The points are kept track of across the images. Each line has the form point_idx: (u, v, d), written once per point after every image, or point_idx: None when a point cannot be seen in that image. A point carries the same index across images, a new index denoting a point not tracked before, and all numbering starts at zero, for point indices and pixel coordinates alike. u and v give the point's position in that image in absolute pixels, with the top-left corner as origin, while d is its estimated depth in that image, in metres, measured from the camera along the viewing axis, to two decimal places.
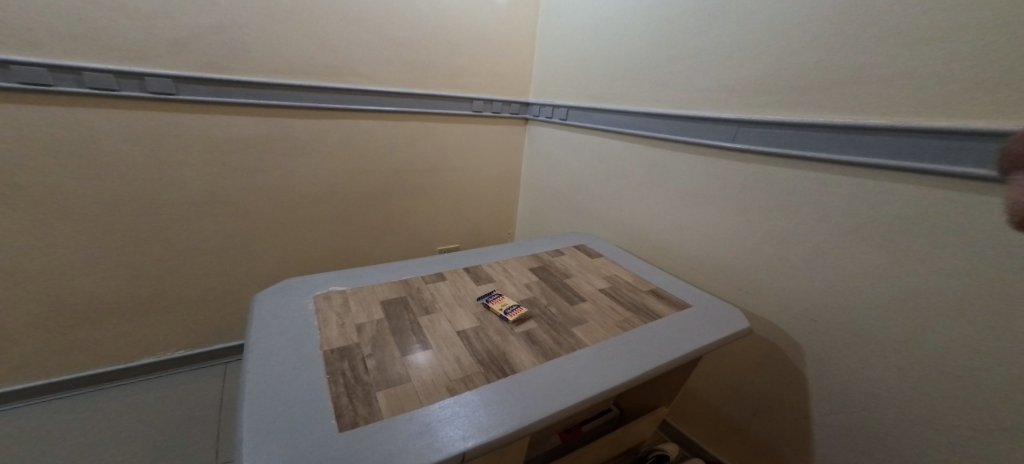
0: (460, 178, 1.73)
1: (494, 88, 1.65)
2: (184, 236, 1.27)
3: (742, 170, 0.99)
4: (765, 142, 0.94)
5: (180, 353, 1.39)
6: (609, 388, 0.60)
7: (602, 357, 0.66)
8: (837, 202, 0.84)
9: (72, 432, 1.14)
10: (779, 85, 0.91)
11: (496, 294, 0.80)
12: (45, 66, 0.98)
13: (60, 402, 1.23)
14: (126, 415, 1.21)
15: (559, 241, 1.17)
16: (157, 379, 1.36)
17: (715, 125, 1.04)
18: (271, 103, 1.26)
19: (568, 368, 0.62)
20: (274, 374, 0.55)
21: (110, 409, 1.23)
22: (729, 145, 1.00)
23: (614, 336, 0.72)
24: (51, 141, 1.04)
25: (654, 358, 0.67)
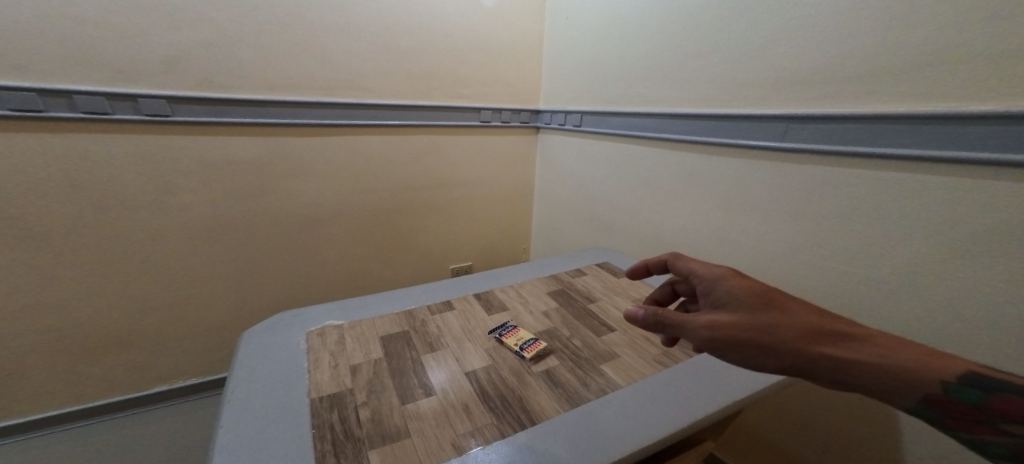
0: (471, 191, 1.67)
1: (503, 97, 1.60)
2: (187, 261, 1.23)
3: (780, 173, 0.90)
4: (821, 140, 0.82)
5: (191, 381, 1.34)
6: (644, 443, 0.52)
7: (638, 403, 0.58)
8: (892, 204, 0.74)
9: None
10: (816, 77, 0.82)
11: (510, 327, 0.73)
12: (35, 90, 0.96)
13: (66, 435, 1.18)
14: (132, 448, 1.15)
15: (578, 260, 1.08)
16: (168, 408, 1.31)
17: (751, 124, 0.94)
18: (271, 121, 1.23)
19: (595, 418, 0.54)
20: (252, 428, 0.52)
21: (114, 441, 1.17)
22: (777, 145, 0.89)
23: (654, 374, 0.64)
24: (45, 166, 1.01)
25: (704, 404, 0.58)
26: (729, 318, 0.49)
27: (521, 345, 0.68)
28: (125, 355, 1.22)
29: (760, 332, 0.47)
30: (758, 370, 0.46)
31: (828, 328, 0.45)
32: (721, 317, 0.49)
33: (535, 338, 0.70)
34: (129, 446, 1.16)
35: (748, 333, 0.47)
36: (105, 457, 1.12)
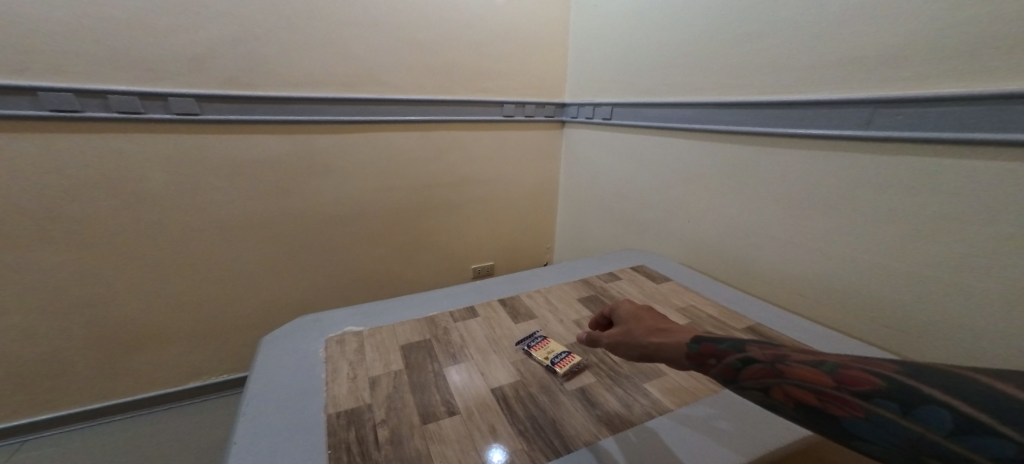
0: (494, 189, 1.63)
1: (527, 90, 1.54)
2: (216, 259, 1.24)
3: (843, 168, 0.79)
4: (919, 126, 0.69)
5: (224, 377, 1.36)
6: None
7: (686, 431, 0.53)
8: (977, 202, 0.64)
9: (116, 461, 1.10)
10: (881, 58, 0.72)
11: (539, 337, 0.69)
12: (72, 91, 0.97)
13: (109, 428, 1.21)
14: (168, 442, 1.17)
15: (609, 264, 1.04)
16: (203, 403, 1.34)
17: (809, 111, 0.83)
18: (294, 118, 1.22)
19: (635, 447, 0.50)
20: (264, 444, 0.49)
21: (150, 435, 1.20)
22: (859, 133, 0.76)
23: (705, 396, 0.59)
24: (80, 166, 1.03)
25: (765, 434, 0.53)
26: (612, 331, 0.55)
27: (553, 359, 0.64)
28: (160, 351, 1.25)
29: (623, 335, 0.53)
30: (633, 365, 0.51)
31: (667, 326, 0.51)
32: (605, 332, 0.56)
33: (568, 351, 0.66)
34: (165, 440, 1.18)
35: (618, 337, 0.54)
36: (144, 450, 1.14)
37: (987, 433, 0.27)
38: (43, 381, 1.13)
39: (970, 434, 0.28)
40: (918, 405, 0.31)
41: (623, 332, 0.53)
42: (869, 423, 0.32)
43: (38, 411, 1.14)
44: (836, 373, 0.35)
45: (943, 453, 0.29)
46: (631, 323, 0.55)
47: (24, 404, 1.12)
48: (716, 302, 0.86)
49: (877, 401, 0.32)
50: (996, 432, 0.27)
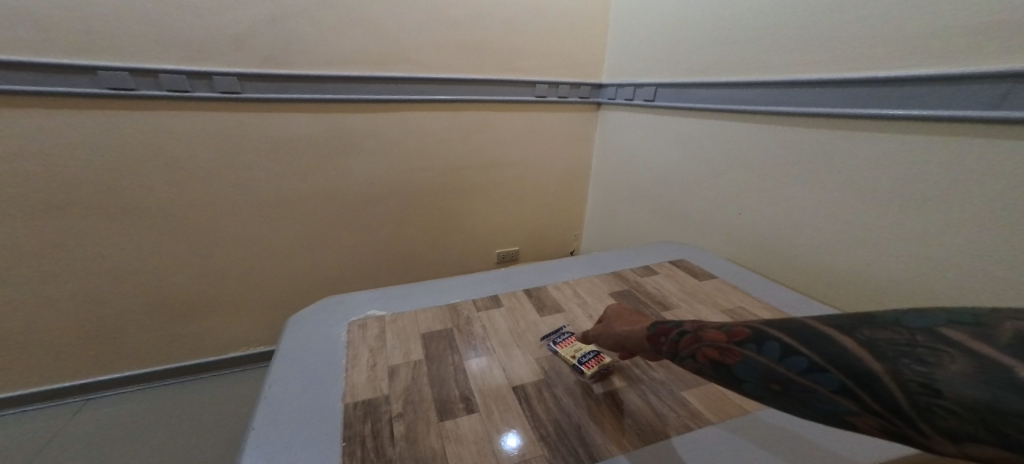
0: (524, 173, 1.58)
1: (561, 69, 1.47)
2: (254, 235, 1.28)
3: (933, 157, 0.68)
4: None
5: (262, 349, 1.43)
6: None
7: (729, 449, 0.48)
8: None
9: (166, 423, 1.18)
10: (987, 27, 0.61)
11: (566, 334, 0.66)
12: (127, 70, 1.01)
13: (160, 391, 1.30)
14: (211, 409, 1.24)
15: (643, 257, 0.98)
16: (242, 373, 1.41)
17: (889, 89, 0.72)
18: (327, 97, 1.21)
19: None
20: (281, 429, 0.48)
21: (195, 400, 1.27)
22: (976, 114, 0.62)
23: (751, 411, 0.54)
24: (131, 143, 1.07)
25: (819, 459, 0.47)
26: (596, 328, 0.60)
27: (582, 358, 0.60)
28: (203, 322, 1.31)
29: (603, 330, 0.58)
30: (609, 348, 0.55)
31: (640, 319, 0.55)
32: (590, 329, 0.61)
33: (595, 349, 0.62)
34: (208, 407, 1.25)
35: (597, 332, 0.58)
36: (190, 415, 1.21)
37: (795, 354, 0.34)
38: (102, 344, 1.21)
39: (788, 356, 0.34)
40: (765, 341, 0.36)
41: (602, 327, 0.58)
42: (743, 364, 0.37)
43: (99, 372, 1.24)
44: (727, 329, 0.40)
45: (779, 377, 0.34)
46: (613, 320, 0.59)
47: (85, 365, 1.22)
48: (762, 302, 0.79)
49: (746, 345, 0.37)
50: (796, 350, 0.34)
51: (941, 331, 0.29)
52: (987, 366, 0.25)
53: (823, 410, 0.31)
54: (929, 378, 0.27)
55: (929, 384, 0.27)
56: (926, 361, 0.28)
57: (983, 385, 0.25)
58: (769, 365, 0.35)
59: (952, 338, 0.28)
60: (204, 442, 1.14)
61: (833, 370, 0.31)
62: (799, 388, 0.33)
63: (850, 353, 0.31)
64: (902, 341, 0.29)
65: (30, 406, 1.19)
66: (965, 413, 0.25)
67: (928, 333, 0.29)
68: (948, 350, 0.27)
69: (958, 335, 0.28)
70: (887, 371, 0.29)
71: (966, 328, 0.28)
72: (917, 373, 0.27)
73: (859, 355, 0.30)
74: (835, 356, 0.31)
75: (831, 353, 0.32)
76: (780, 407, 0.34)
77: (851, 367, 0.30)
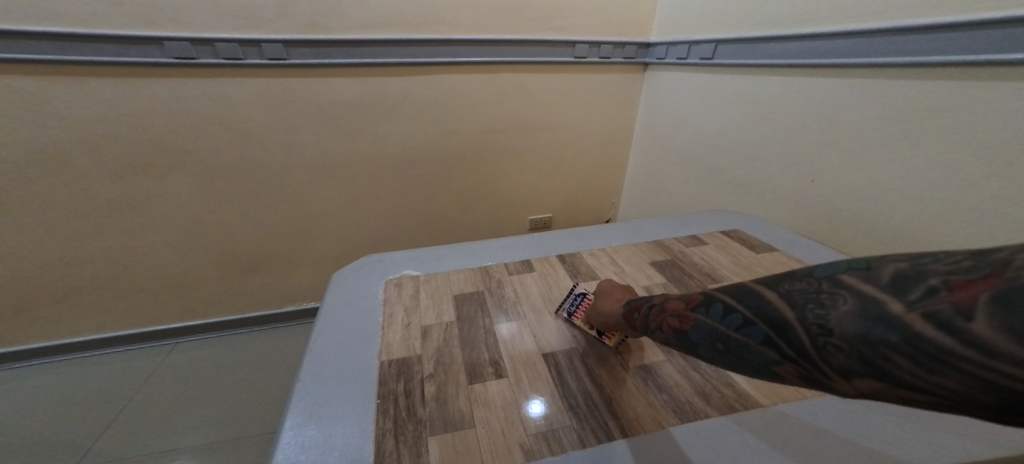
0: (564, 139, 1.53)
1: (607, 27, 1.37)
2: (303, 198, 1.34)
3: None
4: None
5: (313, 304, 1.53)
6: None
7: (774, 433, 0.46)
8: None
9: (237, 368, 1.32)
10: None
11: (580, 298, 0.62)
12: (188, 40, 1.05)
13: (230, 339, 1.44)
14: (273, 357, 1.37)
15: (687, 226, 0.93)
16: (298, 326, 1.53)
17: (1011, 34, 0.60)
18: (367, 61, 1.21)
19: (713, 445, 0.44)
20: (322, 383, 0.50)
21: (258, 348, 1.40)
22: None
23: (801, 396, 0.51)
24: (191, 109, 1.13)
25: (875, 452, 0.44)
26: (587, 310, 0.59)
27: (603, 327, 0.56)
28: (262, 278, 1.42)
29: (592, 312, 0.57)
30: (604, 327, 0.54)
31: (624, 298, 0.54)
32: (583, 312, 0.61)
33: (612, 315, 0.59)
34: (271, 355, 1.38)
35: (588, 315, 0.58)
36: (255, 362, 1.35)
37: (732, 312, 0.35)
38: (177, 295, 1.35)
39: (727, 315, 0.35)
40: (711, 303, 0.37)
41: (592, 309, 0.57)
42: (695, 328, 0.37)
43: (177, 319, 1.38)
44: (686, 296, 0.41)
45: (721, 336, 0.35)
46: (601, 299, 0.58)
47: (165, 313, 1.36)
48: None
49: (699, 310, 0.38)
50: (732, 308, 0.35)
51: (839, 276, 0.30)
52: (869, 304, 0.27)
53: (755, 363, 0.32)
54: (825, 320, 0.28)
55: (824, 325, 0.28)
56: (824, 304, 0.29)
57: (865, 322, 0.27)
58: (714, 325, 0.36)
59: (846, 282, 0.29)
60: (269, 386, 1.26)
61: (758, 323, 0.32)
62: (736, 344, 0.34)
63: (773, 306, 0.32)
64: (811, 289, 0.31)
65: (125, 347, 1.36)
66: (852, 349, 0.27)
67: (828, 279, 0.30)
68: (841, 292, 0.29)
69: (849, 278, 0.29)
70: (795, 318, 0.30)
71: (859, 271, 0.29)
72: (816, 316, 0.29)
73: (777, 305, 0.32)
74: (760, 310, 0.33)
75: (757, 307, 0.33)
76: (724, 365, 0.35)
77: (772, 318, 0.32)
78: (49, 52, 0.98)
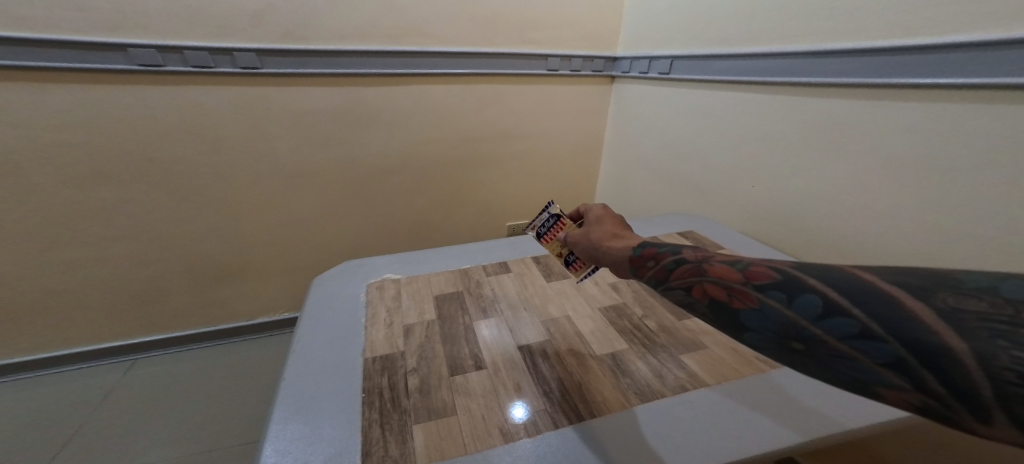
0: (538, 148, 1.58)
1: (577, 41, 1.44)
2: (277, 206, 1.33)
3: (965, 129, 0.64)
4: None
5: (287, 315, 1.51)
6: (743, 456, 0.44)
7: (724, 409, 0.50)
8: None
9: (208, 380, 1.29)
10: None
11: (551, 221, 0.67)
12: (155, 47, 1.04)
13: (201, 351, 1.40)
14: (245, 370, 1.34)
15: (653, 228, 0.99)
16: (272, 337, 1.50)
17: (918, 58, 0.68)
18: (343, 71, 1.23)
19: (677, 419, 0.48)
20: (306, 380, 0.52)
21: (229, 361, 1.37)
22: (1011, 81, 0.58)
23: (748, 375, 0.55)
24: (157, 117, 1.11)
25: (812, 424, 0.48)
26: (577, 230, 0.59)
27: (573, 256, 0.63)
28: (234, 288, 1.39)
29: (584, 235, 0.56)
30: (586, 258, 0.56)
31: (623, 232, 0.52)
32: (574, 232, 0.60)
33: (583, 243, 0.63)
34: (243, 367, 1.35)
35: (579, 237, 0.57)
36: (225, 376, 1.31)
37: (837, 312, 0.27)
38: (142, 307, 1.30)
39: (827, 314, 0.27)
40: (798, 292, 0.29)
41: (583, 233, 0.56)
42: (761, 313, 0.30)
43: (143, 332, 1.34)
44: (747, 267, 0.33)
45: (806, 337, 0.28)
46: (595, 227, 0.57)
47: (129, 326, 1.31)
48: None
49: (770, 292, 0.30)
50: (843, 310, 0.26)
51: None
52: None
53: (854, 379, 0.25)
54: None
55: None
56: None
57: None
58: (798, 321, 0.28)
59: None
60: (241, 398, 1.24)
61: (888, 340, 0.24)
62: (830, 351, 0.26)
63: (919, 323, 0.24)
64: (998, 318, 0.22)
65: (87, 363, 1.30)
66: None
67: None
68: None
69: None
70: (965, 350, 0.22)
71: None
72: (1017, 361, 0.20)
73: (930, 325, 0.23)
74: (892, 323, 0.24)
75: (889, 317, 0.25)
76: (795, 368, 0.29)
77: (914, 339, 0.23)
78: (5, 57, 0.95)
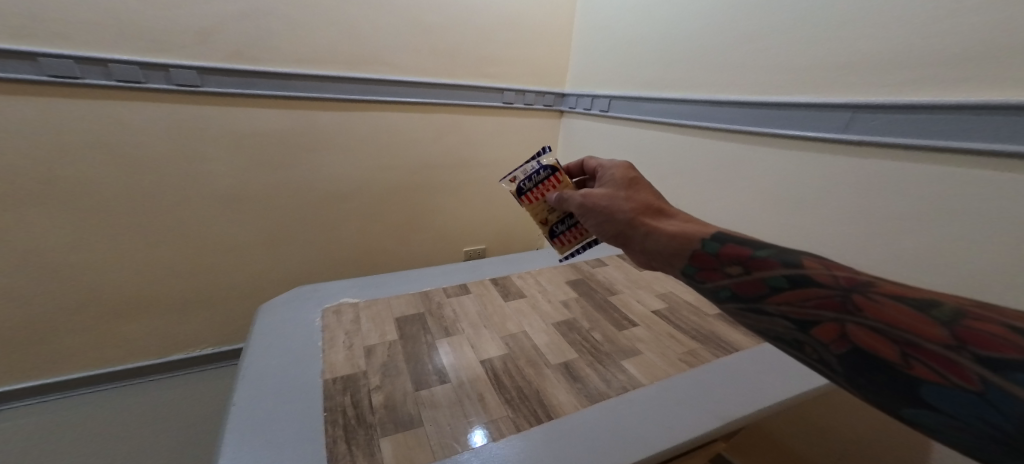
0: (493, 175, 1.64)
1: (528, 77, 1.55)
2: (214, 230, 1.26)
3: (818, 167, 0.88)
4: (891, 132, 0.75)
5: (209, 350, 1.39)
6: (680, 444, 0.51)
7: (658, 404, 0.56)
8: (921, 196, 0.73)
9: (111, 427, 1.15)
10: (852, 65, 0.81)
11: (535, 177, 0.69)
12: (73, 58, 0.97)
13: (104, 394, 1.26)
14: (160, 412, 1.22)
15: (598, 251, 1.07)
16: (195, 373, 1.38)
17: (790, 113, 0.92)
18: (296, 94, 1.22)
19: (624, 414, 0.54)
20: (261, 404, 0.51)
21: (141, 404, 1.24)
22: (838, 137, 0.83)
23: (677, 373, 0.63)
24: (71, 132, 1.03)
25: (726, 410, 0.56)
26: (604, 195, 0.60)
27: (557, 229, 0.70)
28: (151, 320, 1.28)
29: (614, 204, 0.58)
30: (605, 230, 0.60)
31: (655, 212, 0.56)
32: (598, 190, 0.61)
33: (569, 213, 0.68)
34: (151, 409, 1.22)
35: (608, 201, 0.59)
36: (135, 419, 1.18)
37: None
38: (37, 344, 1.16)
39: None
40: None
41: (609, 203, 0.59)
42: (995, 404, 0.26)
43: (29, 374, 1.17)
44: (962, 336, 0.29)
45: None
46: (620, 196, 0.60)
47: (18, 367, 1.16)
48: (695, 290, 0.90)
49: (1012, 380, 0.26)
50: None
51: None
52: None
53: None
54: None
55: None
56: None
57: None
58: None
59: None
60: (153, 444, 1.12)
61: None
62: None
63: None
64: None
65: None
66: None
67: None
68: None
69: None
70: None
71: None
72: None
73: None
74: None
75: None
76: None
77: None
78: None
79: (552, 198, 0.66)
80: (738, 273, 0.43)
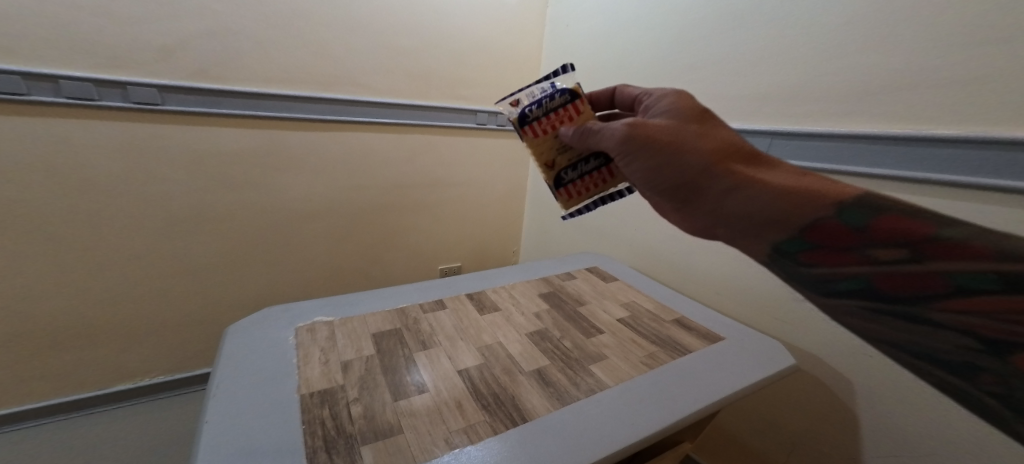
0: (467, 193, 1.68)
1: (500, 99, 1.61)
2: (172, 251, 1.22)
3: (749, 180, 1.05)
4: (807, 156, 0.94)
5: (159, 378, 1.31)
6: (643, 438, 0.55)
7: (623, 403, 0.60)
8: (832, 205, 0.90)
9: None
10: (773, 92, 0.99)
11: (544, 103, 0.67)
12: (19, 73, 0.93)
13: (36, 430, 1.16)
14: (102, 448, 1.13)
15: (567, 265, 1.12)
16: (144, 404, 1.30)
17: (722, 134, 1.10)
18: (265, 113, 1.22)
19: (591, 413, 0.58)
20: (234, 421, 0.51)
21: (79, 440, 1.15)
22: None
23: (639, 374, 0.67)
24: (12, 149, 0.97)
25: (684, 405, 0.61)
26: (665, 133, 0.59)
27: (565, 177, 0.69)
28: (96, 348, 1.20)
29: (679, 146, 0.58)
30: (666, 171, 0.60)
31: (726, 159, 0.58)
32: (657, 125, 0.59)
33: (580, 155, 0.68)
34: (90, 445, 1.14)
35: (674, 141, 0.59)
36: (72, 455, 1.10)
37: None
38: None
39: None
40: None
41: (674, 145, 0.59)
42: None
43: None
44: None
45: None
46: (682, 136, 0.59)
47: None
48: (656, 300, 0.96)
49: None
50: None
51: None
52: None
53: None
54: None
55: None
56: None
57: None
58: None
59: None
60: None
61: None
62: None
63: None
64: None
65: None
66: None
67: None
68: None
69: None
70: None
71: None
72: None
73: None
74: None
75: None
76: None
77: None
78: None
79: (567, 134, 0.65)
80: (913, 260, 0.42)
